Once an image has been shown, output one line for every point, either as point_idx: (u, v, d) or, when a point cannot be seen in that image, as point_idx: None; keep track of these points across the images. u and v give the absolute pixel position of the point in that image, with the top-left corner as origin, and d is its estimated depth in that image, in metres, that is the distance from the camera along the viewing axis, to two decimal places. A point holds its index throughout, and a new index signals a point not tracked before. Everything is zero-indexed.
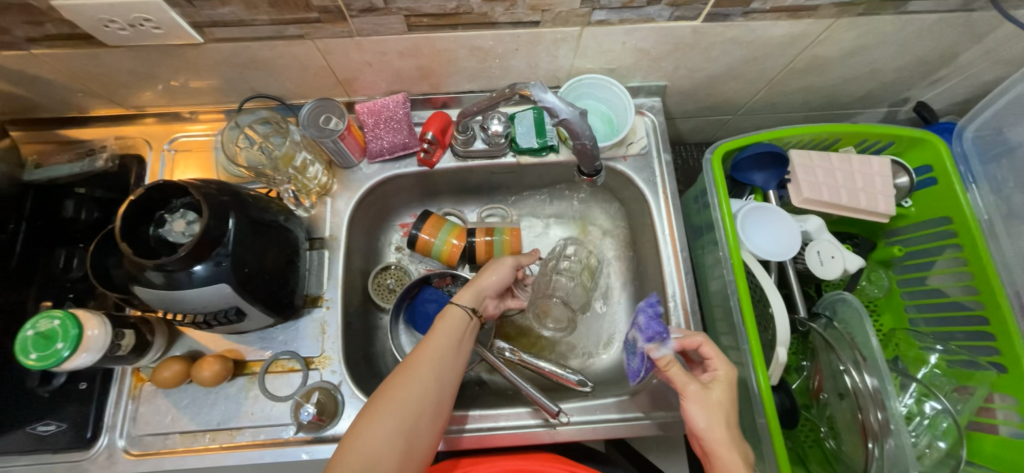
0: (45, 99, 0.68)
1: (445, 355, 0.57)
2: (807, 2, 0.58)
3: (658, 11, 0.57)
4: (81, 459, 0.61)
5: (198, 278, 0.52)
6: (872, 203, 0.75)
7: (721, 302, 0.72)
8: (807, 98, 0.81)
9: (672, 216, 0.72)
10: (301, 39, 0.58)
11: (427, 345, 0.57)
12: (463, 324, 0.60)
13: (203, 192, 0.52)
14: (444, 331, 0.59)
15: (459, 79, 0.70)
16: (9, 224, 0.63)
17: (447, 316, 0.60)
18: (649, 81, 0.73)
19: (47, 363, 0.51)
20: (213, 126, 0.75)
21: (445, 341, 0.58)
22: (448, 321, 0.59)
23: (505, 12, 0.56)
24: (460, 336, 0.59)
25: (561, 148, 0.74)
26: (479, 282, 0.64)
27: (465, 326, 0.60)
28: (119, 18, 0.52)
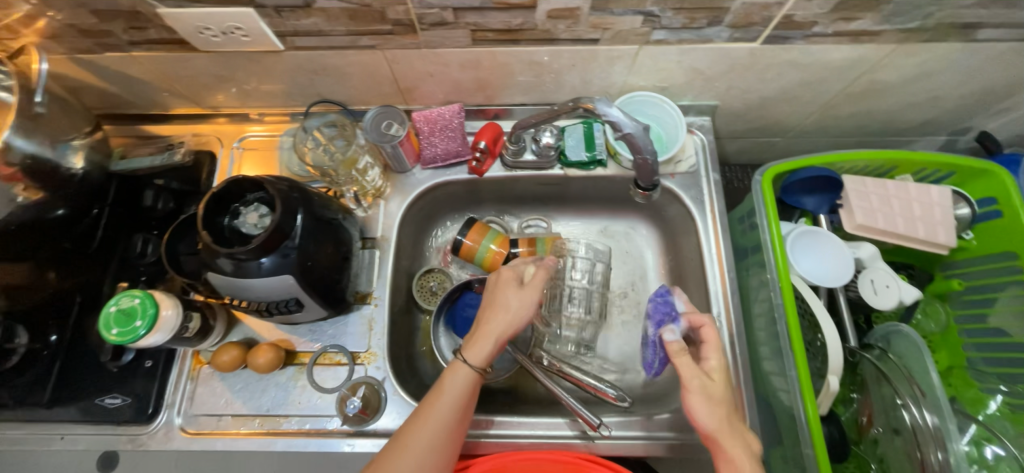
0: (135, 97, 0.74)
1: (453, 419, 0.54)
2: (871, 27, 0.57)
3: (717, 32, 0.58)
4: (138, 434, 0.65)
5: (266, 268, 0.55)
6: (931, 233, 0.72)
7: (766, 325, 0.70)
8: (862, 123, 0.80)
9: (720, 236, 0.72)
10: (372, 50, 0.62)
11: (433, 408, 0.54)
12: (472, 383, 0.56)
13: (277, 188, 0.56)
14: (449, 391, 0.55)
15: (513, 91, 0.72)
16: (95, 209, 0.70)
17: (450, 372, 0.56)
18: (700, 100, 0.73)
19: (125, 339, 0.55)
20: (279, 127, 0.80)
21: (452, 404, 0.54)
22: (455, 380, 0.55)
23: (567, 29, 0.58)
24: (469, 394, 0.56)
25: (609, 163, 0.74)
26: (486, 336, 0.57)
27: (474, 384, 0.56)
28: (214, 26, 0.57)
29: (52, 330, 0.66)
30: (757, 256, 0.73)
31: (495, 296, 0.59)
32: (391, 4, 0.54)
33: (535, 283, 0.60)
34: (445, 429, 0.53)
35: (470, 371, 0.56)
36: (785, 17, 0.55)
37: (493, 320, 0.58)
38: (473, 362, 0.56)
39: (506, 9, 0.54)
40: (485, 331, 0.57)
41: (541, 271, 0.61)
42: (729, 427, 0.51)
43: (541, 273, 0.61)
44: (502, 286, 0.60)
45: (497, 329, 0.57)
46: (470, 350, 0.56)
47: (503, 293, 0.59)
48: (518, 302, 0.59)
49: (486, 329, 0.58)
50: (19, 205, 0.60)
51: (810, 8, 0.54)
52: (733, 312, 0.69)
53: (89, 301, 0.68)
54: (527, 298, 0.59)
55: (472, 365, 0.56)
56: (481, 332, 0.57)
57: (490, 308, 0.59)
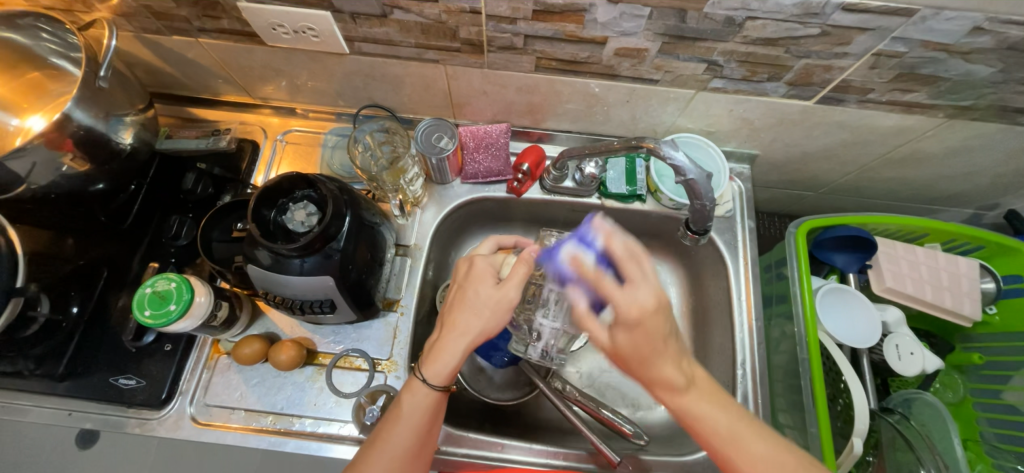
0: (190, 80, 0.75)
1: (415, 441, 0.52)
2: (925, 100, 0.59)
3: (775, 87, 0.60)
4: (151, 418, 0.64)
5: (308, 267, 0.54)
6: (957, 304, 0.73)
7: (785, 377, 0.70)
8: (895, 188, 0.81)
9: (751, 283, 0.72)
10: (435, 63, 0.63)
11: (397, 425, 0.52)
12: (436, 401, 0.54)
13: (329, 189, 0.56)
14: (411, 411, 0.53)
15: (561, 118, 0.73)
16: (133, 185, 0.70)
17: (410, 393, 0.53)
18: (743, 147, 0.75)
19: (158, 321, 0.55)
20: (323, 125, 0.80)
21: (417, 421, 0.53)
22: (415, 401, 0.53)
23: (630, 67, 0.59)
24: (433, 412, 0.54)
25: (648, 198, 0.75)
26: (451, 352, 0.52)
27: (438, 403, 0.54)
28: (288, 24, 0.58)
29: (74, 301, 0.65)
30: (783, 306, 0.73)
31: (466, 298, 0.54)
32: (466, 24, 0.55)
33: (513, 283, 0.53)
34: (412, 446, 0.52)
35: (431, 391, 0.53)
36: (844, 82, 0.57)
37: (465, 326, 0.53)
38: (436, 383, 0.53)
39: (576, 42, 0.56)
40: (451, 346, 0.52)
41: (523, 264, 0.53)
42: (647, 357, 0.48)
43: (522, 269, 0.53)
44: (475, 286, 0.54)
45: (467, 337, 0.52)
46: (430, 369, 0.52)
47: (476, 298, 0.53)
48: (492, 306, 0.53)
49: (454, 343, 0.53)
50: (63, 174, 0.60)
51: (870, 76, 0.55)
52: (757, 361, 0.69)
53: (115, 277, 0.68)
54: (503, 302, 0.53)
55: (435, 386, 0.53)
56: (443, 347, 0.53)
57: (459, 312, 0.54)
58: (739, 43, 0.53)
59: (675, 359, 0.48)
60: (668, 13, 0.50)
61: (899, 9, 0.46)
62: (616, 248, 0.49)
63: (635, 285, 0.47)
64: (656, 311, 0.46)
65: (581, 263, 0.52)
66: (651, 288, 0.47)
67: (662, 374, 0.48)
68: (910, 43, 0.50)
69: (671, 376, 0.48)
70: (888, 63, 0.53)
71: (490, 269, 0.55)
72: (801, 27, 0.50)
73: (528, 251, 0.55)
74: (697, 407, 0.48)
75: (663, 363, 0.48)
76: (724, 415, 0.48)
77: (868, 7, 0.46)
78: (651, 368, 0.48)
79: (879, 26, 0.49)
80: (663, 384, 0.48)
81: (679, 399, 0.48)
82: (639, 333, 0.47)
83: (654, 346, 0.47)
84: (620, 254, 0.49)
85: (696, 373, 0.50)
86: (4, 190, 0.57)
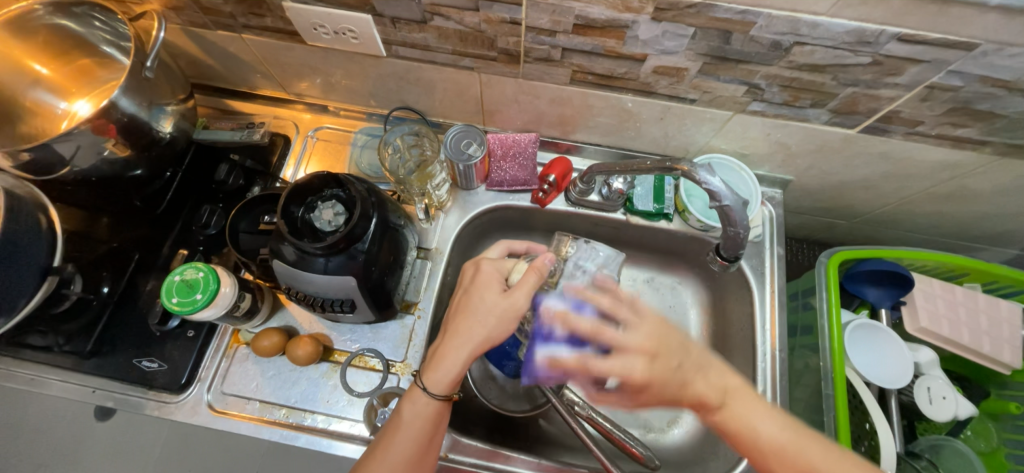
0: (230, 73, 0.77)
1: (416, 450, 0.52)
2: (976, 136, 0.56)
3: (817, 114, 0.58)
4: (170, 402, 0.65)
5: (332, 267, 0.55)
6: (996, 350, 0.69)
7: (807, 412, 0.68)
8: (935, 223, 0.78)
9: (776, 312, 0.70)
10: (471, 70, 0.63)
11: (397, 433, 0.52)
12: (438, 409, 0.53)
13: (358, 191, 0.56)
14: (412, 420, 0.52)
15: (591, 132, 0.72)
16: (168, 172, 0.72)
17: (410, 401, 0.53)
18: (776, 172, 0.73)
19: (184, 309, 0.57)
20: (354, 123, 0.81)
21: (418, 431, 0.52)
22: (415, 410, 0.53)
23: (668, 86, 0.58)
24: (434, 421, 0.53)
25: (675, 218, 0.74)
26: (451, 360, 0.52)
27: (439, 411, 0.53)
28: (329, 25, 0.59)
29: (105, 282, 0.66)
30: (808, 338, 0.71)
31: (470, 304, 0.54)
32: (504, 34, 0.55)
33: (521, 290, 0.53)
34: (413, 453, 0.52)
35: (432, 399, 0.53)
36: (891, 112, 0.55)
37: (470, 333, 0.52)
38: (437, 391, 0.52)
39: (615, 58, 0.55)
40: (453, 354, 0.52)
41: (534, 274, 0.53)
42: (676, 383, 0.47)
43: (533, 277, 0.53)
44: (481, 293, 0.54)
45: (469, 346, 0.52)
46: (430, 378, 0.52)
47: (481, 305, 0.53)
48: (499, 314, 0.52)
49: (456, 351, 0.52)
50: (105, 158, 0.61)
51: (920, 108, 0.53)
52: (778, 393, 0.67)
53: (145, 260, 0.69)
54: (510, 309, 0.52)
55: (436, 394, 0.52)
56: (445, 354, 0.52)
57: (464, 321, 0.53)
58: (783, 67, 0.52)
59: (701, 373, 0.47)
60: (712, 34, 0.49)
61: (958, 43, 0.44)
62: (580, 324, 0.50)
63: (624, 349, 0.47)
64: (654, 358, 0.47)
65: (567, 319, 0.51)
66: (649, 323, 0.48)
67: (695, 393, 0.47)
68: (968, 77, 0.48)
69: (703, 390, 0.47)
70: (941, 97, 0.51)
71: (497, 274, 0.56)
72: (851, 54, 0.48)
73: (540, 260, 0.55)
74: (736, 418, 0.47)
75: (693, 382, 0.47)
76: (763, 413, 0.47)
77: (926, 39, 0.44)
78: (683, 394, 0.47)
79: (935, 58, 0.47)
80: (698, 405, 0.47)
81: (717, 415, 0.47)
82: (658, 364, 0.47)
83: (676, 381, 0.46)
84: (590, 329, 0.49)
85: (729, 384, 0.48)
86: (49, 171, 0.59)
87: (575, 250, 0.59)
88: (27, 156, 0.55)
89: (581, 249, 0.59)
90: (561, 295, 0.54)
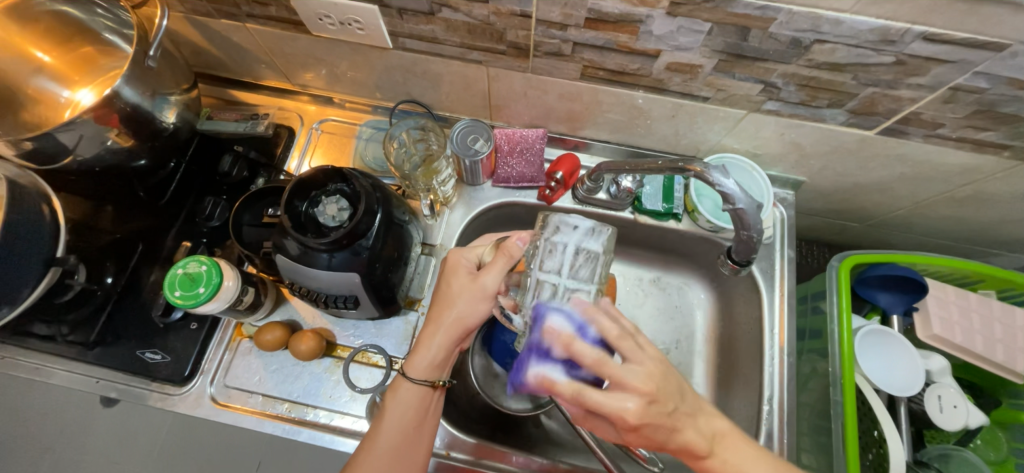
0: (234, 63, 0.76)
1: (398, 436, 0.51)
2: (999, 140, 0.55)
3: (834, 114, 0.56)
4: (173, 394, 0.65)
5: (336, 262, 0.54)
6: (1010, 359, 0.67)
7: (814, 417, 0.67)
8: (950, 227, 0.76)
9: (785, 316, 0.69)
10: (479, 64, 0.62)
11: (383, 423, 0.52)
12: (424, 397, 0.54)
13: (362, 186, 0.55)
14: (396, 407, 0.53)
15: (600, 129, 0.71)
16: (172, 162, 0.71)
17: (394, 391, 0.53)
18: (789, 173, 0.71)
19: (186, 302, 0.56)
20: (359, 115, 0.80)
21: (401, 417, 0.52)
22: (398, 400, 0.53)
23: (681, 83, 0.57)
24: (419, 408, 0.53)
25: (684, 218, 0.72)
26: (427, 345, 0.53)
27: (423, 399, 0.53)
28: (335, 15, 0.58)
29: (109, 273, 0.66)
30: (817, 342, 0.70)
31: (442, 290, 0.55)
32: (514, 27, 0.53)
33: (489, 272, 0.52)
34: (399, 444, 0.51)
35: (415, 385, 0.53)
36: (912, 114, 0.53)
37: (444, 317, 0.53)
38: (418, 377, 0.53)
39: (627, 53, 0.54)
40: (429, 339, 0.53)
41: (504, 257, 0.51)
42: (665, 436, 0.43)
43: (501, 260, 0.51)
44: (449, 278, 0.54)
45: (444, 331, 0.53)
46: (411, 362, 0.53)
47: (452, 289, 0.54)
48: (469, 296, 0.52)
49: (432, 335, 0.53)
50: (108, 148, 0.61)
51: (943, 110, 0.52)
52: (784, 398, 0.66)
53: (149, 251, 0.68)
54: (478, 291, 0.52)
55: (416, 380, 0.53)
56: (422, 341, 0.54)
57: (439, 307, 0.54)
58: (802, 65, 0.50)
59: (694, 420, 0.44)
60: (729, 30, 0.47)
61: (987, 43, 0.42)
62: (587, 353, 0.41)
63: (622, 385, 0.42)
64: (653, 399, 0.42)
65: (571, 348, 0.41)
66: (643, 365, 0.42)
67: (686, 442, 0.43)
68: (995, 79, 0.46)
69: (693, 440, 0.44)
70: (965, 99, 0.49)
71: (466, 261, 0.55)
72: (874, 53, 0.46)
73: (512, 243, 0.51)
74: (726, 466, 0.44)
75: (683, 429, 0.44)
76: (753, 461, 0.45)
77: (953, 38, 0.43)
78: (669, 443, 0.44)
79: (961, 58, 0.45)
80: (686, 452, 0.44)
81: (704, 463, 0.45)
82: (657, 407, 0.42)
83: (667, 426, 0.42)
84: (593, 359, 0.41)
85: (718, 428, 0.45)
86: (52, 161, 0.58)
87: (548, 227, 0.47)
88: (30, 145, 0.54)
89: (557, 226, 0.46)
90: (563, 313, 0.43)
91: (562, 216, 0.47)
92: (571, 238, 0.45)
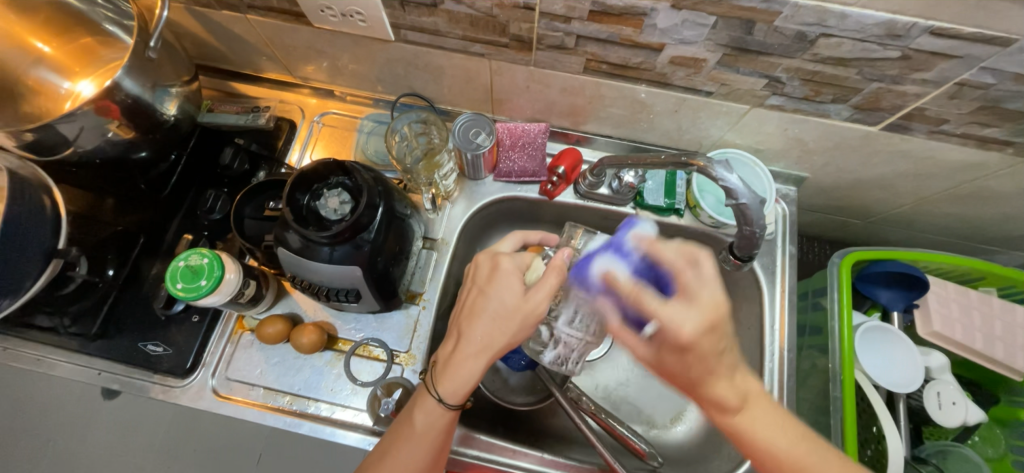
0: (235, 55, 0.75)
1: (428, 460, 0.52)
2: (1003, 137, 0.54)
3: (838, 109, 0.56)
4: (175, 386, 0.66)
5: (338, 256, 0.54)
6: (1010, 356, 0.67)
7: (814, 413, 0.67)
8: (951, 224, 0.76)
9: (786, 312, 0.69)
10: (481, 57, 0.62)
11: (410, 442, 0.51)
12: (452, 418, 0.53)
13: (364, 179, 0.55)
14: (426, 429, 0.52)
15: (603, 123, 0.70)
16: (173, 155, 0.71)
17: (423, 410, 0.52)
18: (792, 169, 0.71)
19: (188, 295, 0.56)
20: (360, 109, 0.79)
21: (433, 442, 0.52)
22: (428, 419, 0.52)
23: (684, 77, 0.57)
24: (447, 429, 0.53)
25: (686, 214, 0.72)
26: (468, 372, 0.50)
27: (451, 420, 0.53)
28: (337, 7, 0.58)
29: (110, 265, 0.66)
30: (817, 338, 0.70)
31: (484, 305, 0.51)
32: (517, 20, 0.53)
33: (540, 292, 0.49)
34: (426, 461, 0.52)
35: (446, 410, 0.51)
36: (916, 110, 0.53)
37: (481, 334, 0.50)
38: (454, 403, 0.51)
39: (631, 47, 0.53)
40: (470, 367, 0.50)
41: (555, 273, 0.49)
42: (698, 378, 0.45)
43: (552, 277, 0.49)
44: (497, 294, 0.51)
45: (488, 351, 0.50)
46: (447, 389, 0.51)
47: (498, 307, 0.50)
48: (517, 320, 0.50)
49: (472, 359, 0.50)
50: (109, 140, 0.61)
51: (948, 106, 0.51)
52: (785, 394, 0.66)
53: (150, 244, 0.68)
54: (530, 314, 0.50)
55: (449, 405, 0.51)
56: (461, 365, 0.50)
57: (480, 324, 0.51)
58: (806, 60, 0.50)
59: (729, 377, 0.45)
60: (734, 24, 0.47)
61: (993, 38, 0.42)
62: (668, 256, 0.46)
63: (690, 298, 0.43)
64: (711, 328, 0.42)
65: (613, 279, 0.48)
66: (716, 290, 0.43)
67: (716, 394, 0.45)
68: (1001, 75, 0.46)
69: (725, 394, 0.45)
70: (971, 94, 0.49)
71: (516, 272, 0.52)
72: (879, 48, 0.46)
73: (559, 258, 0.51)
74: (754, 426, 0.46)
75: (716, 382, 0.45)
76: (780, 427, 0.46)
77: (959, 33, 0.42)
78: (704, 389, 0.46)
79: (967, 53, 0.45)
80: (715, 405, 0.46)
81: (730, 419, 0.46)
82: (712, 337, 0.43)
83: (709, 365, 0.44)
84: (673, 262, 0.45)
85: (751, 389, 0.46)
86: (52, 152, 0.58)
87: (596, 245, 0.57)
88: (30, 136, 0.54)
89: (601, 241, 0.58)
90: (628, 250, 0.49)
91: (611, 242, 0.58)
92: None
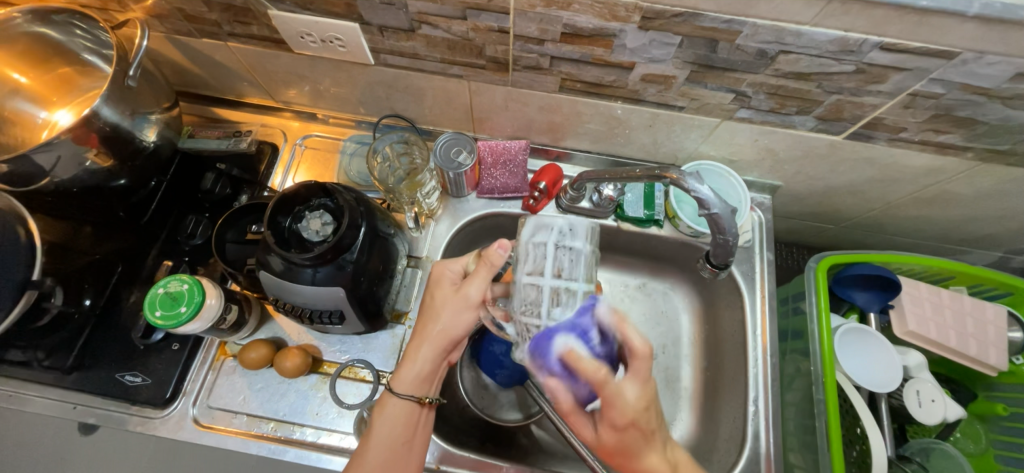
0: (216, 81, 0.76)
1: (394, 455, 0.50)
2: (959, 142, 0.57)
3: (803, 120, 0.58)
4: (154, 417, 0.64)
5: (319, 277, 0.54)
6: (982, 353, 0.70)
7: (798, 416, 0.68)
8: (921, 226, 0.79)
9: (767, 318, 0.70)
10: (459, 78, 0.63)
11: (371, 440, 0.51)
12: (412, 413, 0.53)
13: (346, 200, 0.56)
14: (385, 423, 0.52)
15: (581, 138, 0.72)
16: (154, 181, 0.70)
17: (381, 407, 0.53)
18: (765, 178, 0.73)
19: (167, 322, 0.55)
20: (343, 130, 0.80)
21: (391, 433, 0.51)
22: (387, 413, 0.52)
23: (656, 93, 0.59)
24: (410, 424, 0.53)
25: (665, 224, 0.74)
26: (415, 359, 0.53)
27: (412, 413, 0.53)
28: (316, 33, 0.59)
29: (87, 294, 0.64)
30: (799, 343, 0.71)
31: (427, 303, 0.55)
32: (492, 43, 0.55)
33: (472, 283, 0.52)
34: (389, 459, 0.50)
35: (402, 401, 0.52)
36: (876, 119, 0.56)
37: (429, 330, 0.53)
38: (405, 391, 0.52)
39: (603, 66, 0.55)
40: (414, 353, 0.53)
41: (485, 266, 0.52)
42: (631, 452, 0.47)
43: (484, 270, 0.52)
44: (434, 291, 0.55)
45: (429, 341, 0.53)
46: (395, 378, 0.53)
47: (436, 301, 0.54)
48: (452, 307, 0.53)
49: (419, 349, 0.53)
50: (87, 169, 0.60)
51: (904, 115, 0.54)
52: (769, 399, 0.67)
53: (129, 272, 0.67)
54: (464, 302, 0.53)
55: (403, 395, 0.52)
56: (409, 356, 0.53)
57: (424, 320, 0.54)
58: (769, 75, 0.52)
59: (659, 447, 0.47)
60: (699, 43, 0.49)
61: (939, 51, 0.45)
62: (591, 372, 0.42)
63: (612, 400, 0.44)
64: (628, 428, 0.45)
65: (576, 359, 0.42)
66: (641, 383, 0.44)
67: (647, 465, 0.47)
68: (949, 85, 0.49)
69: (655, 466, 0.47)
70: (924, 104, 0.52)
71: (450, 273, 0.55)
72: (835, 63, 0.49)
73: (493, 252, 0.51)
74: None
75: (646, 453, 0.47)
76: None
77: (907, 47, 0.45)
78: (635, 462, 0.47)
79: (917, 66, 0.47)
80: None
81: None
82: (627, 433, 0.46)
83: (639, 440, 0.46)
84: (595, 377, 0.42)
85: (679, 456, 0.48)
86: (28, 183, 0.57)
87: (528, 229, 0.47)
88: (6, 167, 0.54)
89: (533, 226, 0.47)
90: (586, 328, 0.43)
91: (540, 218, 0.47)
92: (551, 238, 0.46)
